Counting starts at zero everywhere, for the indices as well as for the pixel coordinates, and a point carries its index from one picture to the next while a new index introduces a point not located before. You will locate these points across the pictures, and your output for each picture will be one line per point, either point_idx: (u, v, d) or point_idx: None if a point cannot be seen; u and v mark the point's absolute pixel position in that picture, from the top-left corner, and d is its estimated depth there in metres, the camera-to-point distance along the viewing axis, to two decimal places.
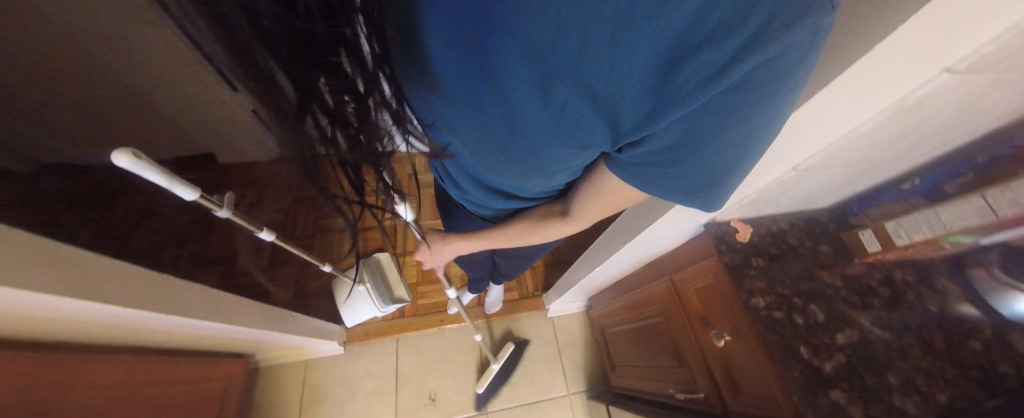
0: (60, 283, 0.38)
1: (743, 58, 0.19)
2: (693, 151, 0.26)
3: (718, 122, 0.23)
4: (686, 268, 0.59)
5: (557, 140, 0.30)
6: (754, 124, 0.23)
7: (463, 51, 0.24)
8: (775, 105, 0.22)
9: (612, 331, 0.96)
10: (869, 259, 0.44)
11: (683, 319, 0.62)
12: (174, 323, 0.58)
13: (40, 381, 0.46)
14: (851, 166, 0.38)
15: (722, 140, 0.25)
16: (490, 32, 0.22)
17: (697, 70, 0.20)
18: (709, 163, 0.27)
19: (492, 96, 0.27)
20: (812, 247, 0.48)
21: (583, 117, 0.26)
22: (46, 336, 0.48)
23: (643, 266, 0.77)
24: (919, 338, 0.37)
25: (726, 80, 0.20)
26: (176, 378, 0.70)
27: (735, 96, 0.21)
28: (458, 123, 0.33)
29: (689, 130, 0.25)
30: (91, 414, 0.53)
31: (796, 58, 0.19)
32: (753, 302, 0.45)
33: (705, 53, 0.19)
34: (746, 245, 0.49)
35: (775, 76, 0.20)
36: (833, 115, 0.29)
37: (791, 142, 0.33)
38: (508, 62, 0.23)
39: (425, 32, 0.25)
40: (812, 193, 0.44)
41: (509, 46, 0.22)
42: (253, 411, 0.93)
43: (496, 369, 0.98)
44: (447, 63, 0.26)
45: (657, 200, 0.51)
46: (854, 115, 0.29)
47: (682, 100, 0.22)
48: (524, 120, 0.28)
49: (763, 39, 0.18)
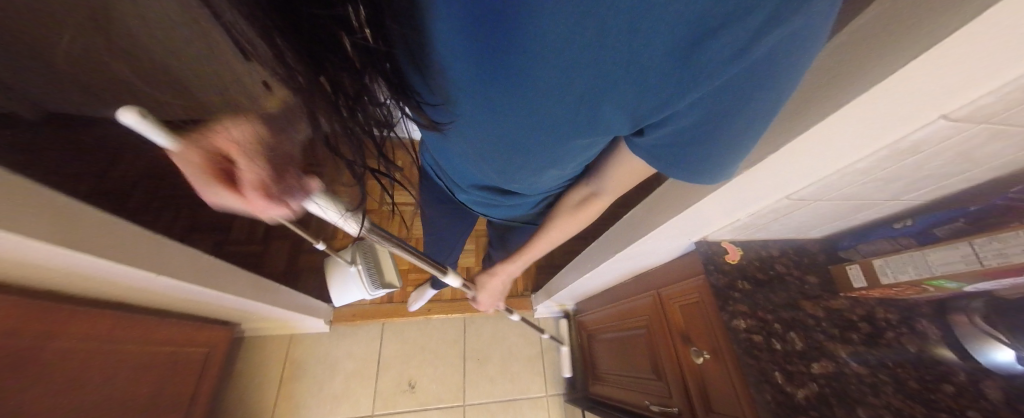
0: (52, 232, 0.38)
1: (765, 36, 0.19)
2: (714, 130, 0.27)
3: (743, 97, 0.24)
4: (674, 284, 0.58)
5: (577, 130, 0.30)
6: (773, 96, 0.24)
7: (473, 49, 0.24)
8: (789, 79, 0.23)
9: (597, 338, 0.96)
10: (856, 294, 0.45)
11: (665, 332, 0.62)
12: (165, 285, 0.58)
13: (19, 327, 0.46)
14: (844, 201, 0.37)
15: (744, 119, 0.25)
16: (510, 27, 0.21)
17: (717, 53, 0.20)
18: (730, 144, 0.28)
19: (509, 94, 0.27)
20: (799, 277, 0.48)
21: (603, 107, 0.26)
22: (30, 282, 0.48)
23: (631, 278, 0.77)
24: (893, 376, 0.37)
25: (747, 58, 0.21)
26: (158, 339, 0.70)
27: (754, 71, 0.22)
28: (465, 120, 0.33)
29: (709, 110, 0.25)
30: (74, 364, 0.54)
31: (809, 31, 0.20)
32: (734, 323, 0.44)
33: (725, 34, 0.19)
34: (733, 267, 0.49)
35: (790, 51, 0.21)
36: (829, 150, 0.29)
37: (787, 174, 0.33)
38: (527, 58, 0.23)
39: (430, 30, 0.23)
40: (803, 223, 0.44)
41: (529, 42, 0.22)
42: (232, 379, 0.94)
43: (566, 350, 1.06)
44: (450, 59, 0.25)
45: (650, 212, 0.51)
46: (851, 152, 0.29)
47: (703, 80, 0.22)
48: (545, 115, 0.28)
49: (784, 16, 0.18)
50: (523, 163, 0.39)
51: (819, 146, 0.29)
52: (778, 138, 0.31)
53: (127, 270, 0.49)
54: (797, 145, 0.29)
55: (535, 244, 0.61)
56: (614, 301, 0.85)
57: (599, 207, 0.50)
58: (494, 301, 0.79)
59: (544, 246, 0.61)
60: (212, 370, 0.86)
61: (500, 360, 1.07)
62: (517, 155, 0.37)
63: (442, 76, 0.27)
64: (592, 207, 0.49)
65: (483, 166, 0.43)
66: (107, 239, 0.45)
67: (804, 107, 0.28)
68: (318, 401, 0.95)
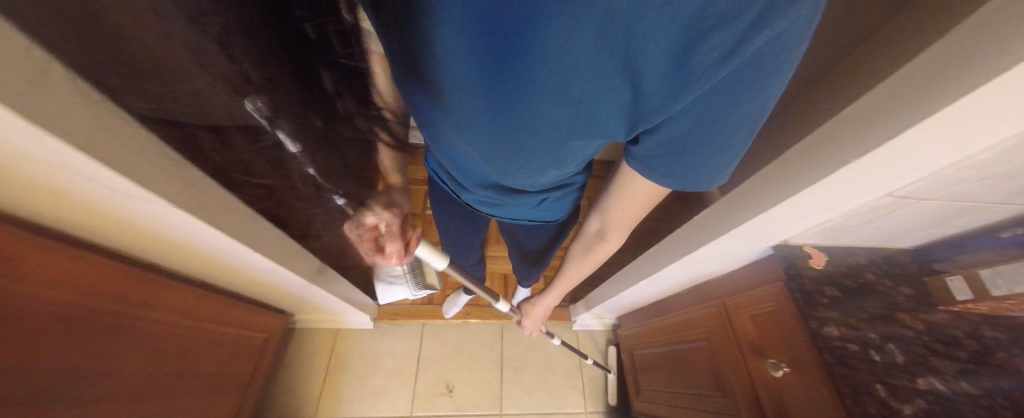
0: (191, 204, 0.43)
1: (752, 37, 0.23)
2: (710, 134, 0.30)
3: (738, 97, 0.27)
4: (742, 293, 0.57)
5: (575, 131, 0.34)
6: (766, 97, 0.27)
7: (480, 54, 0.28)
8: (777, 81, 0.26)
9: (641, 353, 0.94)
10: (957, 309, 0.41)
11: (731, 345, 0.60)
12: (253, 263, 0.63)
13: (110, 291, 0.50)
14: (951, 201, 0.36)
15: (739, 119, 0.29)
16: (518, 32, 0.25)
17: (710, 52, 0.24)
18: (726, 145, 0.31)
19: (513, 97, 0.30)
20: (891, 287, 0.45)
21: (603, 106, 0.30)
22: (144, 251, 0.54)
23: (686, 289, 0.75)
24: (1008, 398, 0.34)
25: (737, 59, 0.24)
26: (226, 320, 0.75)
27: (744, 72, 0.25)
28: (469, 125, 0.37)
29: (701, 114, 0.29)
30: (150, 333, 0.57)
31: (794, 36, 0.23)
32: (826, 330, 0.42)
33: (716, 37, 0.23)
34: (819, 272, 0.46)
35: (777, 56, 0.24)
36: (915, 157, 0.29)
37: (876, 174, 0.32)
38: (534, 61, 0.27)
39: (447, 40, 0.28)
40: (893, 229, 0.42)
41: (536, 45, 0.26)
42: (284, 366, 0.99)
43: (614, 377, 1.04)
44: (462, 65, 0.30)
45: (724, 214, 0.51)
46: (943, 155, 0.27)
47: (698, 82, 0.26)
48: (545, 117, 0.32)
49: (769, 20, 0.22)
50: (523, 168, 0.43)
51: (897, 163, 0.30)
52: (846, 156, 0.32)
53: (233, 245, 0.55)
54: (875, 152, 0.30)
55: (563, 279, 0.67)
56: (663, 314, 0.83)
57: (607, 249, 0.56)
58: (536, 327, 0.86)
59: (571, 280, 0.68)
60: (268, 355, 0.92)
61: (537, 370, 1.05)
62: (518, 162, 0.41)
63: (449, 79, 0.32)
64: (600, 244, 0.55)
65: (488, 171, 0.47)
66: (231, 216, 0.52)
67: (875, 125, 0.30)
68: (358, 397, 0.98)
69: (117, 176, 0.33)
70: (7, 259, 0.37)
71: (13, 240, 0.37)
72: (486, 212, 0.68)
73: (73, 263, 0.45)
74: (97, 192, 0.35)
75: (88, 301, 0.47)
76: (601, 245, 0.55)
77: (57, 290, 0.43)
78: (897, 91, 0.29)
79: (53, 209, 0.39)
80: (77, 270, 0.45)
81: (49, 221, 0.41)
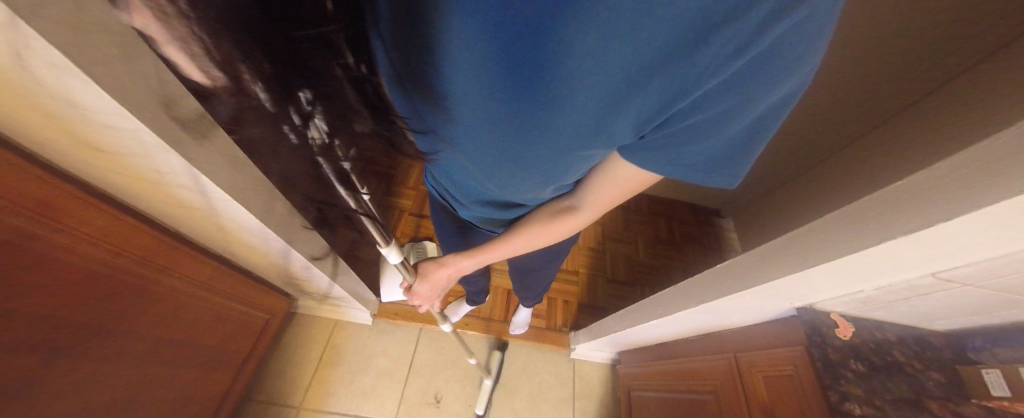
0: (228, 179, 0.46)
1: (768, 27, 0.23)
2: (721, 128, 0.32)
3: (753, 90, 0.28)
4: (759, 352, 0.55)
5: (583, 136, 0.34)
6: (778, 90, 0.28)
7: (488, 52, 0.28)
8: (794, 72, 0.27)
9: (640, 394, 0.92)
10: (991, 404, 0.37)
11: (739, 403, 0.58)
12: (273, 245, 0.65)
13: (130, 251, 0.51)
14: (998, 291, 0.34)
15: (750, 113, 0.30)
16: (528, 30, 0.26)
17: (724, 44, 0.24)
18: (741, 134, 0.32)
19: (523, 97, 0.31)
20: (920, 371, 0.42)
21: (614, 110, 0.31)
22: (173, 221, 0.57)
23: (696, 335, 0.73)
24: None
25: (752, 51, 0.24)
26: (236, 295, 0.77)
27: (760, 62, 0.26)
28: (475, 127, 0.37)
29: (716, 111, 0.30)
30: (162, 293, 0.58)
31: (811, 27, 0.23)
32: (846, 406, 0.39)
33: (729, 30, 0.23)
34: (844, 343, 0.44)
35: (798, 44, 0.24)
36: (957, 243, 0.28)
37: (911, 252, 0.31)
38: (545, 59, 0.27)
39: (451, 35, 0.29)
40: (931, 311, 0.41)
41: (547, 41, 0.26)
42: (280, 349, 1.03)
43: (488, 384, 1.00)
44: (469, 61, 0.30)
45: (750, 270, 0.50)
46: (991, 246, 0.27)
47: (712, 75, 0.26)
48: (552, 121, 0.33)
49: (785, 10, 0.22)
50: (528, 174, 0.43)
51: (943, 241, 0.28)
52: (888, 231, 0.31)
53: (254, 223, 0.56)
54: (919, 234, 0.29)
55: (499, 249, 0.60)
56: (671, 358, 0.81)
57: (578, 224, 0.52)
58: (433, 296, 0.69)
59: (506, 254, 0.61)
60: (267, 337, 0.94)
61: (528, 396, 1.06)
62: (524, 167, 0.42)
63: (452, 77, 0.32)
64: (567, 220, 0.52)
65: (490, 181, 0.48)
66: (262, 198, 0.54)
67: (910, 207, 0.29)
68: (347, 393, 1.00)
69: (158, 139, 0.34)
70: (39, 205, 0.38)
71: (51, 189, 0.39)
72: (484, 227, 0.69)
73: (103, 219, 0.46)
74: (139, 150, 0.37)
75: (115, 259, 0.49)
76: (570, 219, 0.51)
77: (79, 243, 0.44)
78: (927, 179, 0.28)
79: (94, 161, 0.40)
80: (108, 227, 0.47)
81: (82, 174, 0.43)
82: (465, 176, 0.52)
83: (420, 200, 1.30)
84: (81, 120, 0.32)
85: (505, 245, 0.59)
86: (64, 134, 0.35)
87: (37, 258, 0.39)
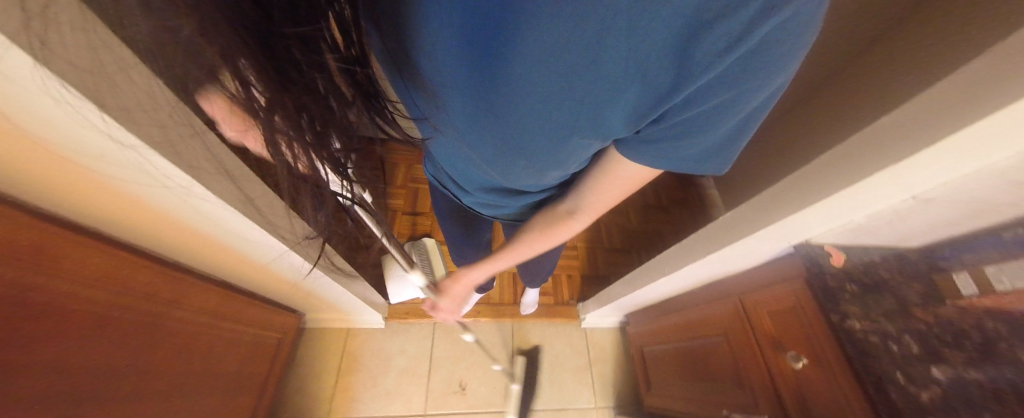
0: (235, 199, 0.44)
1: (757, 26, 0.24)
2: (713, 122, 0.32)
3: (742, 87, 0.28)
4: (760, 290, 0.60)
5: (577, 128, 0.35)
6: (768, 84, 0.29)
7: (483, 51, 0.29)
8: (780, 68, 0.27)
9: (652, 350, 0.99)
10: (961, 303, 0.43)
11: (750, 341, 0.63)
12: (279, 262, 0.64)
13: (135, 289, 0.49)
14: (965, 203, 0.38)
15: (741, 106, 0.30)
16: (519, 30, 0.26)
17: (716, 42, 0.25)
18: (727, 125, 0.33)
19: (518, 93, 0.31)
20: (902, 283, 0.47)
21: (607, 103, 0.31)
22: (171, 251, 0.55)
23: (700, 286, 0.78)
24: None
25: (742, 48, 0.25)
26: (245, 319, 0.75)
27: (747, 60, 0.26)
28: (472, 121, 0.37)
29: (707, 105, 0.30)
30: (174, 326, 0.56)
31: (798, 23, 0.24)
32: (848, 324, 0.44)
33: (720, 27, 0.24)
34: (837, 269, 0.49)
35: (786, 38, 0.25)
36: (924, 169, 0.32)
37: (901, 180, 0.34)
38: (539, 56, 0.27)
39: (446, 34, 0.28)
40: (909, 229, 0.45)
41: (541, 40, 0.26)
42: (296, 366, 1.01)
43: (516, 388, 1.00)
44: (464, 60, 0.30)
45: (750, 217, 0.53)
46: (964, 165, 0.30)
47: (703, 72, 0.27)
48: (546, 114, 0.33)
49: (771, 11, 0.23)
50: (525, 164, 0.44)
51: (915, 171, 0.32)
52: (874, 167, 0.34)
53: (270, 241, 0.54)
54: (907, 163, 0.32)
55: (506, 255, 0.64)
56: (677, 311, 0.86)
57: (572, 229, 0.56)
58: (454, 309, 0.77)
59: (512, 263, 0.66)
60: (281, 355, 0.93)
61: (548, 368, 1.11)
62: (522, 158, 0.42)
63: (448, 77, 0.33)
64: (564, 227, 0.55)
65: (488, 171, 0.49)
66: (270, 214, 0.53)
67: (893, 143, 0.32)
68: (372, 395, 1.01)
69: (166, 164, 0.33)
70: (35, 254, 0.36)
71: (44, 234, 0.37)
72: (486, 213, 0.69)
73: (106, 259, 0.45)
74: (144, 181, 0.36)
75: (120, 299, 0.47)
76: (567, 225, 0.55)
77: (84, 288, 0.42)
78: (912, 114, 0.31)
79: (80, 193, 0.37)
80: (109, 266, 0.45)
81: (69, 214, 0.41)
82: (467, 166, 0.52)
83: (413, 197, 1.28)
84: (82, 154, 0.31)
85: (512, 251, 0.63)
86: (56, 173, 0.33)
87: (43, 307, 0.37)
